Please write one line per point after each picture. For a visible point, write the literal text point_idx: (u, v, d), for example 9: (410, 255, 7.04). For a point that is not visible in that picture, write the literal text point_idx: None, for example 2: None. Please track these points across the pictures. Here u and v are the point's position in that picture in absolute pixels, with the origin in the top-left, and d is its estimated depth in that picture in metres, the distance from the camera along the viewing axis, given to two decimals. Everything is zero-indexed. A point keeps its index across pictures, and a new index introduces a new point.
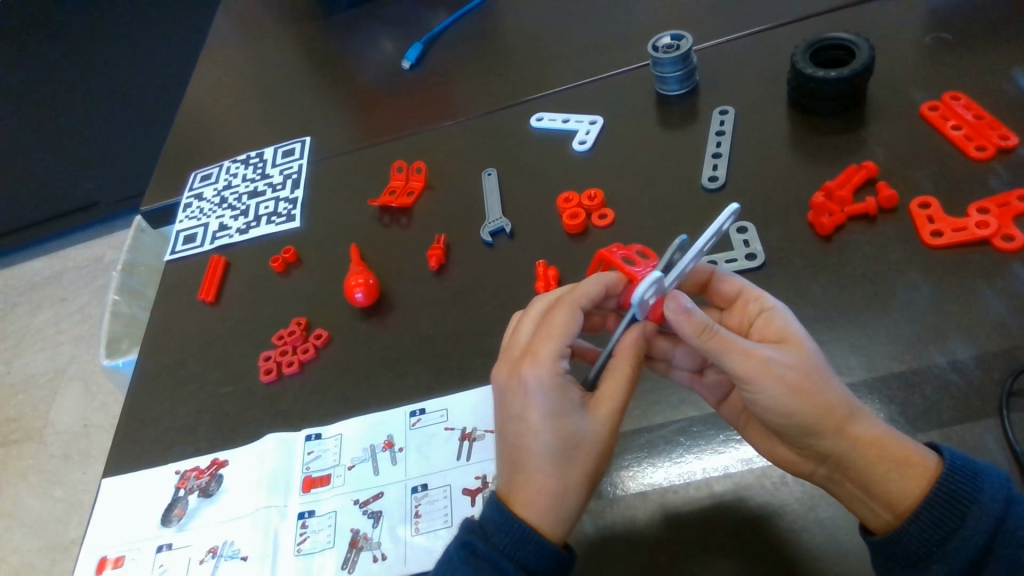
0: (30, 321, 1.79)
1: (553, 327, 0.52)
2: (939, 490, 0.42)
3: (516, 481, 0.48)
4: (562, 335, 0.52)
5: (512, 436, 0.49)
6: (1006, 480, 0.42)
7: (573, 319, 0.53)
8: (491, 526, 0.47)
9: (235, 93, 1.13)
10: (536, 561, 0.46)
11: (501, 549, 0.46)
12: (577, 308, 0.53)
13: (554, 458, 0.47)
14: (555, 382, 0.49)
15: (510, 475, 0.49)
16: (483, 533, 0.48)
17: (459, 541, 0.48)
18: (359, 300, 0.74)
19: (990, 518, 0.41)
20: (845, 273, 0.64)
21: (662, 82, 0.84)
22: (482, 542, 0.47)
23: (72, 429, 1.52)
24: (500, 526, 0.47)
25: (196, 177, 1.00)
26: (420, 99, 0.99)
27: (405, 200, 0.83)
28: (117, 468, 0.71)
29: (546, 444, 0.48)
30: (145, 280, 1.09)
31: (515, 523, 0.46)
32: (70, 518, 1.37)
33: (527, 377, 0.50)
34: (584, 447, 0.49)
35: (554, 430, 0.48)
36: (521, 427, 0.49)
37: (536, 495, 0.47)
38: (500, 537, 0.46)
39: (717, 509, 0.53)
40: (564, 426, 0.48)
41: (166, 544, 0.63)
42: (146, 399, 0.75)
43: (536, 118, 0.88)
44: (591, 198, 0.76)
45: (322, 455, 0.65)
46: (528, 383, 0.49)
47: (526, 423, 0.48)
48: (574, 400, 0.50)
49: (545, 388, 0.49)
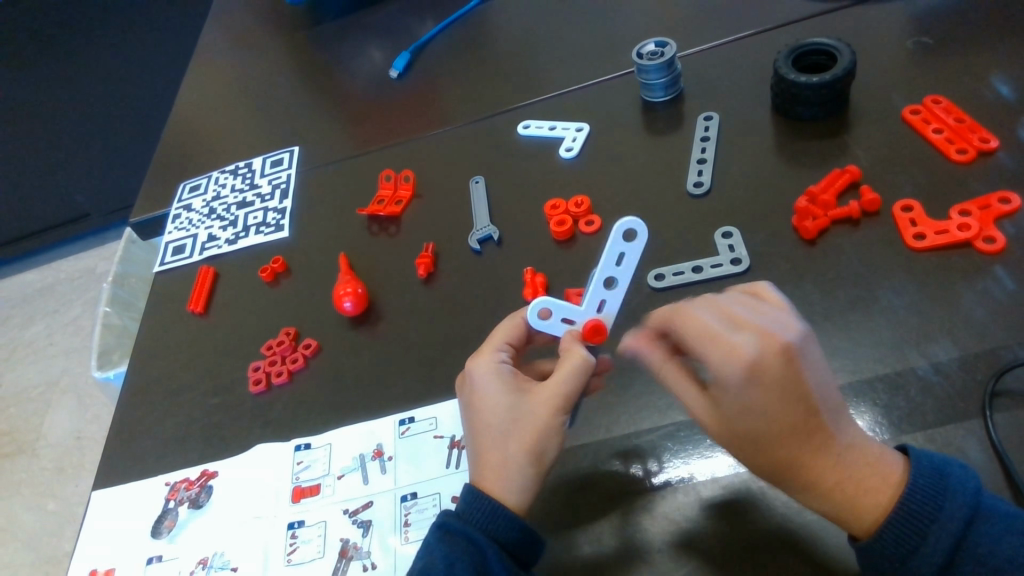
0: (22, 333, 1.78)
1: (496, 335, 0.58)
2: (899, 510, 0.43)
3: (477, 465, 0.51)
4: (502, 335, 0.57)
5: (471, 426, 0.53)
6: (971, 494, 0.42)
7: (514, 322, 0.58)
8: (463, 506, 0.49)
9: (223, 103, 1.13)
10: (506, 535, 0.48)
11: (474, 525, 0.48)
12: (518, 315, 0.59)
13: (501, 435, 0.50)
14: (494, 370, 0.54)
15: (474, 465, 0.52)
16: (457, 513, 0.50)
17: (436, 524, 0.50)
18: (348, 309, 0.74)
19: (950, 536, 0.41)
20: (829, 277, 0.64)
21: (647, 89, 0.84)
22: (456, 519, 0.49)
23: (66, 440, 1.52)
24: (470, 503, 0.49)
25: (185, 188, 1.00)
26: (409, 108, 0.99)
27: (393, 208, 0.84)
28: (106, 481, 0.71)
29: (494, 427, 0.51)
30: (135, 291, 1.09)
31: (483, 498, 0.49)
32: (64, 531, 1.37)
33: (473, 368, 0.55)
34: (528, 422, 0.50)
35: (497, 413, 0.51)
36: (475, 417, 0.53)
37: (490, 472, 0.50)
38: (473, 513, 0.49)
39: (707, 516, 0.53)
40: (507, 407, 0.51)
41: (156, 556, 0.63)
42: (135, 411, 0.75)
43: (523, 126, 0.89)
44: (578, 205, 0.76)
45: (311, 466, 0.65)
46: (473, 372, 0.55)
47: (478, 411, 0.53)
48: (513, 385, 0.53)
49: (484, 374, 0.54)
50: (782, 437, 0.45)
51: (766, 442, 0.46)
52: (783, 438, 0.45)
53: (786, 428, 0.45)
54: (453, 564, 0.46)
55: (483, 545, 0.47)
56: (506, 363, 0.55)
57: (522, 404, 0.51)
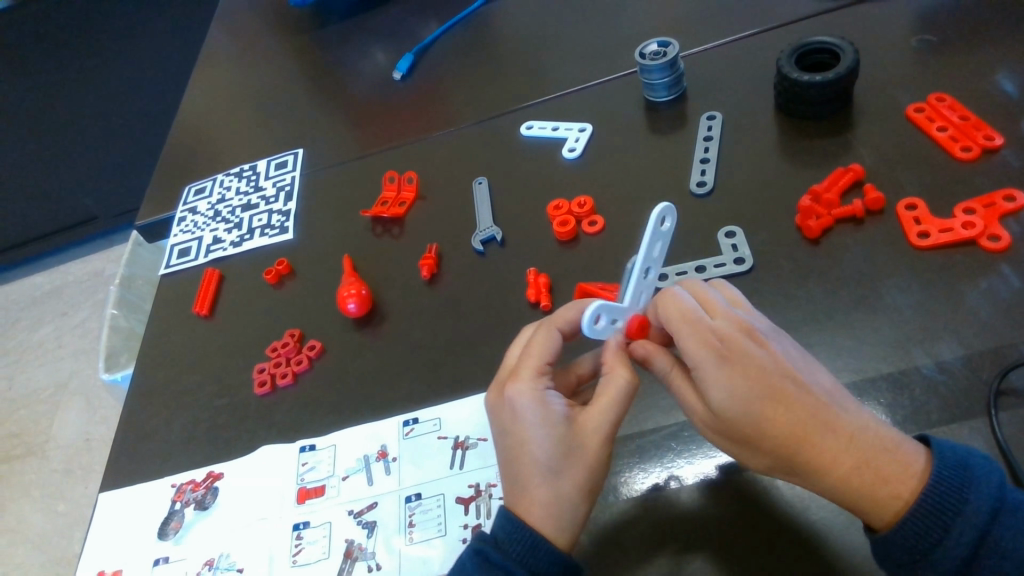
0: (31, 336, 1.80)
1: (534, 350, 0.53)
2: (924, 501, 0.42)
3: (515, 491, 0.49)
4: (542, 354, 0.53)
5: (508, 451, 0.50)
6: (996, 487, 0.42)
7: (551, 338, 0.54)
8: (502, 535, 0.48)
9: (228, 106, 1.14)
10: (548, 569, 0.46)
11: (514, 558, 0.47)
12: (554, 330, 0.54)
13: (550, 471, 0.48)
14: (538, 400, 0.50)
15: (512, 491, 0.50)
16: (495, 541, 0.48)
17: (472, 549, 0.49)
18: (352, 311, 0.74)
19: (974, 530, 0.41)
20: (832, 276, 0.64)
21: (650, 89, 0.84)
22: (494, 549, 0.47)
23: (75, 441, 1.53)
24: (511, 535, 0.47)
25: (191, 191, 1.01)
26: (411, 109, 0.99)
27: (396, 210, 0.84)
28: (113, 482, 0.71)
29: (538, 459, 0.48)
30: (142, 293, 1.09)
31: (524, 531, 0.47)
32: (73, 532, 1.38)
33: (512, 394, 0.50)
34: (579, 456, 0.49)
35: (548, 442, 0.48)
36: (518, 445, 0.49)
37: (536, 503, 0.48)
38: (512, 546, 0.47)
39: (711, 515, 0.52)
40: (558, 437, 0.48)
41: (163, 557, 0.64)
42: (142, 413, 0.76)
43: (526, 126, 0.89)
44: (581, 205, 0.76)
45: (316, 467, 0.66)
46: (515, 398, 0.50)
47: (522, 441, 0.49)
48: (557, 411, 0.50)
49: (529, 401, 0.50)
50: (773, 418, 0.45)
51: (759, 435, 0.46)
52: (776, 422, 0.45)
53: (775, 410, 0.45)
54: None
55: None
56: (548, 390, 0.51)
57: (571, 433, 0.49)
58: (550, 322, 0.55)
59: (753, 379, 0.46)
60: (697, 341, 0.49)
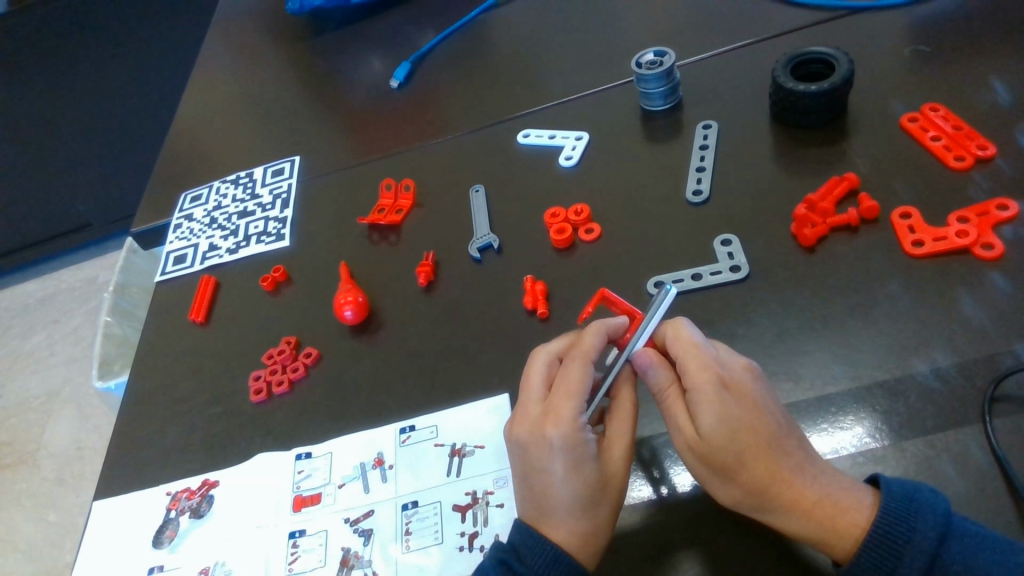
0: (23, 343, 1.78)
1: (569, 379, 0.53)
2: (874, 532, 0.44)
3: (541, 516, 0.50)
4: (579, 392, 0.52)
5: (538, 480, 0.51)
6: (943, 513, 0.43)
7: (587, 374, 0.53)
8: (525, 549, 0.50)
9: (225, 114, 1.14)
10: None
11: (536, 571, 0.48)
12: (589, 360, 0.54)
13: (579, 507, 0.49)
14: (577, 437, 0.51)
15: (538, 516, 0.51)
16: (518, 552, 0.50)
17: (493, 561, 0.50)
18: (348, 318, 0.74)
19: (924, 556, 0.42)
20: (828, 283, 0.64)
21: (646, 98, 0.85)
22: (517, 562, 0.49)
23: (66, 450, 1.52)
24: (534, 551, 0.49)
25: (187, 198, 1.00)
26: (409, 117, 1.00)
27: (393, 217, 0.84)
28: (106, 490, 0.71)
29: (571, 490, 0.49)
30: (136, 301, 1.09)
31: (546, 545, 0.49)
32: (64, 542, 1.37)
33: (551, 435, 0.51)
34: (609, 490, 0.50)
35: (577, 482, 0.49)
36: (551, 474, 0.50)
37: (566, 530, 0.49)
38: (535, 561, 0.49)
39: (710, 518, 0.52)
40: (593, 470, 0.50)
41: (158, 565, 0.63)
42: (137, 422, 0.75)
43: (522, 135, 0.89)
44: (578, 213, 0.77)
45: (312, 475, 0.65)
46: (554, 442, 0.50)
47: (555, 470, 0.50)
48: (589, 452, 0.51)
49: (568, 444, 0.50)
50: (752, 452, 0.47)
51: (756, 454, 0.47)
52: (757, 457, 0.47)
53: (757, 444, 0.47)
54: None
55: None
56: (586, 424, 0.52)
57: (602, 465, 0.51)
58: (584, 349, 0.55)
59: (745, 410, 0.48)
60: (698, 367, 0.50)
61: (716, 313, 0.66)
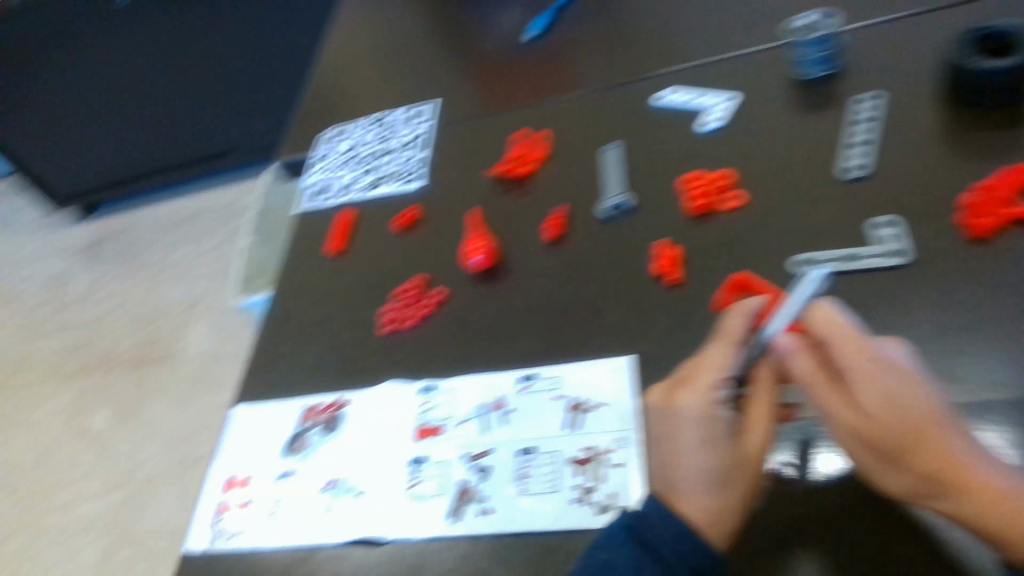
0: (173, 255, 1.96)
1: (709, 359, 0.54)
2: None
3: (671, 489, 0.51)
4: (717, 367, 0.53)
5: (668, 451, 0.52)
6: None
7: (728, 353, 0.54)
8: (655, 517, 0.50)
9: (365, 50, 1.15)
10: (696, 558, 0.48)
11: (663, 540, 0.49)
12: (731, 342, 0.54)
13: (709, 480, 0.50)
14: (709, 412, 0.51)
15: (669, 489, 0.52)
16: (645, 521, 0.50)
17: (622, 522, 0.51)
18: (474, 265, 0.77)
19: None
20: (1002, 280, 0.59)
21: (799, 66, 0.79)
22: (645, 532, 0.50)
23: (204, 355, 1.66)
24: (663, 521, 0.50)
25: (331, 133, 1.05)
26: (546, 66, 0.98)
27: (525, 169, 0.85)
28: (248, 395, 0.77)
29: (702, 465, 0.50)
30: (277, 226, 1.15)
31: (675, 519, 0.49)
32: (197, 437, 1.51)
33: (684, 405, 0.52)
34: (743, 469, 0.50)
35: (709, 455, 0.50)
36: (681, 447, 0.51)
37: (695, 505, 0.50)
38: (664, 530, 0.49)
39: (840, 513, 0.51)
40: (725, 447, 0.50)
41: (289, 472, 0.68)
42: (279, 338, 0.81)
43: (663, 95, 0.86)
44: (722, 180, 0.74)
45: (434, 408, 0.68)
46: (686, 411, 0.51)
47: (685, 443, 0.51)
48: (722, 429, 0.51)
49: (701, 415, 0.51)
50: (913, 435, 0.45)
51: (916, 436, 0.45)
52: (917, 439, 0.45)
53: (918, 426, 0.45)
54: (639, 569, 0.49)
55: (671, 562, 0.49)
56: (722, 402, 0.52)
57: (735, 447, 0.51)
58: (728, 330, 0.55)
59: (901, 393, 0.47)
60: (848, 345, 0.49)
61: (865, 299, 0.62)
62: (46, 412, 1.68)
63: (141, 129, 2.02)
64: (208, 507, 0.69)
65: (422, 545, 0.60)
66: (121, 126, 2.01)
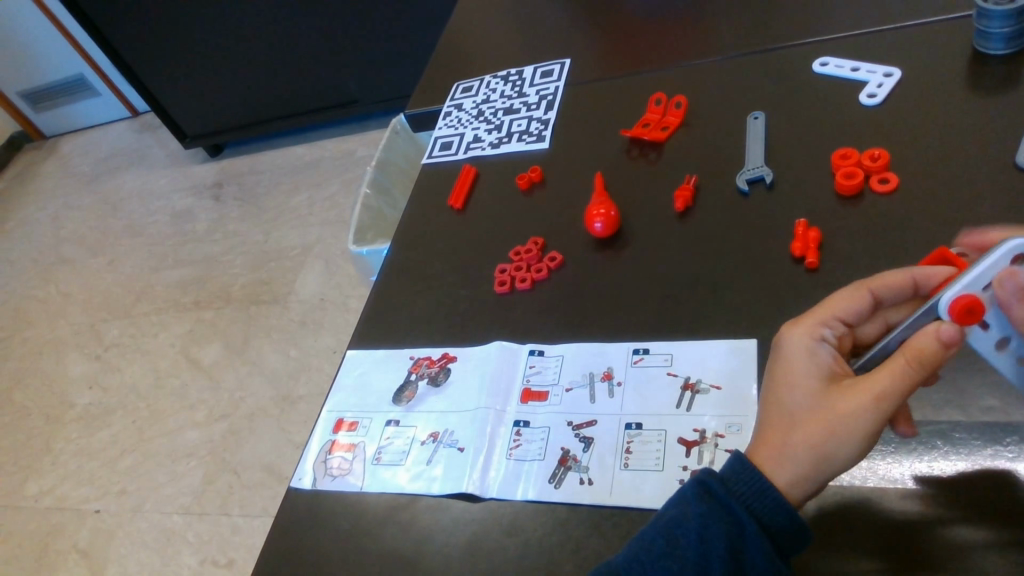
0: (288, 201, 2.05)
1: (830, 303, 0.50)
2: None
3: (757, 426, 0.50)
4: (833, 310, 0.50)
5: (766, 393, 0.50)
6: None
7: (855, 299, 0.49)
8: (731, 474, 0.48)
9: (500, 9, 1.15)
10: (771, 520, 0.46)
11: (738, 499, 0.47)
12: (864, 290, 0.50)
13: (789, 421, 0.47)
14: (808, 350, 0.48)
15: (755, 427, 0.50)
16: (722, 475, 0.48)
17: (695, 480, 0.49)
18: (597, 230, 0.74)
19: None
20: None
21: (983, 38, 0.72)
22: (721, 486, 0.48)
23: (311, 300, 1.74)
24: (739, 476, 0.47)
25: (459, 88, 1.04)
26: (684, 32, 0.93)
27: (659, 133, 0.81)
28: (362, 340, 0.79)
29: (785, 401, 0.48)
30: (394, 179, 1.17)
31: (749, 466, 0.47)
32: (299, 377, 1.58)
33: (784, 338, 0.50)
34: (826, 416, 0.45)
35: (794, 392, 0.48)
36: (776, 385, 0.49)
37: (768, 443, 0.48)
38: (739, 489, 0.47)
39: (974, 521, 0.47)
40: (812, 388, 0.47)
41: (394, 420, 0.70)
42: (393, 288, 0.82)
43: (820, 62, 0.80)
44: (874, 158, 0.68)
45: (543, 372, 0.67)
46: (782, 343, 0.50)
47: (780, 381, 0.49)
48: (816, 370, 0.48)
49: (797, 351, 0.49)
50: None
51: None
52: None
53: None
54: (708, 527, 0.47)
55: (743, 521, 0.46)
56: (825, 344, 0.49)
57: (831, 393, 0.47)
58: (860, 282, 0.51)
59: None
60: None
61: None
62: (165, 338, 1.81)
63: (269, 77, 2.10)
64: (318, 446, 0.71)
65: (518, 505, 0.59)
66: (253, 73, 2.10)
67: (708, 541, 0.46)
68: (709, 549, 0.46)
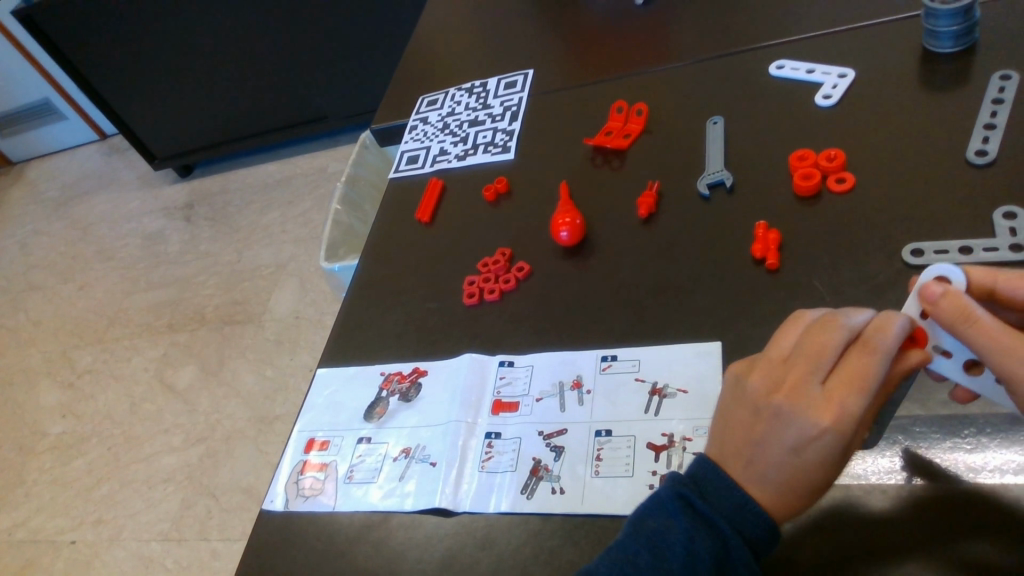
0: (261, 219, 2.04)
1: (864, 379, 0.43)
2: None
3: (760, 483, 0.47)
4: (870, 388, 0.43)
5: (777, 456, 0.46)
6: None
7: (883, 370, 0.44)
8: (710, 487, 0.48)
9: (465, 21, 1.15)
10: (752, 530, 0.46)
11: (718, 512, 0.47)
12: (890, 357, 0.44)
13: (807, 492, 0.45)
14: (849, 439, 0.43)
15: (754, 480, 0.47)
16: (700, 489, 0.48)
17: (671, 490, 0.49)
18: (563, 239, 0.74)
19: None
20: None
21: (932, 37, 0.74)
22: (700, 499, 0.48)
23: (286, 318, 1.72)
24: (722, 493, 0.47)
25: (424, 102, 1.04)
26: (645, 39, 0.95)
27: (620, 141, 0.82)
28: (332, 357, 0.78)
29: (810, 480, 0.45)
30: (363, 194, 1.17)
31: (736, 491, 0.47)
32: (276, 396, 1.57)
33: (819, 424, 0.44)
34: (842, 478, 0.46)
35: (824, 474, 0.45)
36: (799, 462, 0.45)
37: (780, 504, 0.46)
38: (720, 503, 0.47)
39: (939, 513, 0.48)
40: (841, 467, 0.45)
41: (366, 437, 0.69)
42: (362, 304, 0.82)
43: (777, 65, 0.81)
44: (830, 159, 0.69)
45: (513, 382, 0.67)
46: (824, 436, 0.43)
47: (809, 458, 0.44)
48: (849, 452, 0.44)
49: (838, 441, 0.43)
50: None
51: None
52: None
53: None
54: (692, 538, 0.46)
55: (725, 534, 0.46)
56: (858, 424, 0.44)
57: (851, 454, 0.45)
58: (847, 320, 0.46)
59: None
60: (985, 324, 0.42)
61: None
62: (139, 363, 1.78)
63: (238, 96, 2.09)
64: (290, 467, 0.70)
65: (491, 518, 0.59)
66: (223, 93, 2.09)
67: (691, 550, 0.46)
68: (693, 560, 0.46)
